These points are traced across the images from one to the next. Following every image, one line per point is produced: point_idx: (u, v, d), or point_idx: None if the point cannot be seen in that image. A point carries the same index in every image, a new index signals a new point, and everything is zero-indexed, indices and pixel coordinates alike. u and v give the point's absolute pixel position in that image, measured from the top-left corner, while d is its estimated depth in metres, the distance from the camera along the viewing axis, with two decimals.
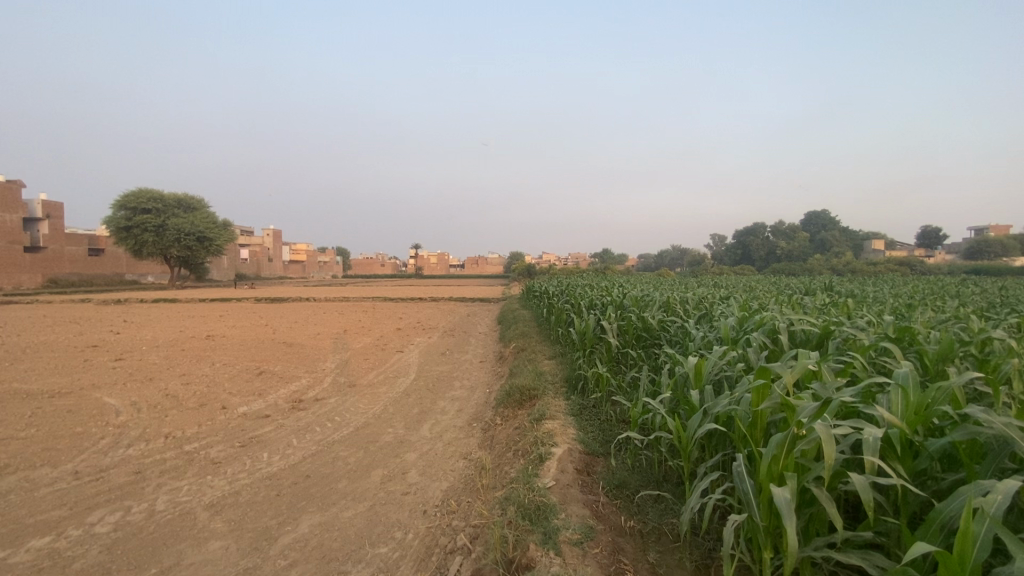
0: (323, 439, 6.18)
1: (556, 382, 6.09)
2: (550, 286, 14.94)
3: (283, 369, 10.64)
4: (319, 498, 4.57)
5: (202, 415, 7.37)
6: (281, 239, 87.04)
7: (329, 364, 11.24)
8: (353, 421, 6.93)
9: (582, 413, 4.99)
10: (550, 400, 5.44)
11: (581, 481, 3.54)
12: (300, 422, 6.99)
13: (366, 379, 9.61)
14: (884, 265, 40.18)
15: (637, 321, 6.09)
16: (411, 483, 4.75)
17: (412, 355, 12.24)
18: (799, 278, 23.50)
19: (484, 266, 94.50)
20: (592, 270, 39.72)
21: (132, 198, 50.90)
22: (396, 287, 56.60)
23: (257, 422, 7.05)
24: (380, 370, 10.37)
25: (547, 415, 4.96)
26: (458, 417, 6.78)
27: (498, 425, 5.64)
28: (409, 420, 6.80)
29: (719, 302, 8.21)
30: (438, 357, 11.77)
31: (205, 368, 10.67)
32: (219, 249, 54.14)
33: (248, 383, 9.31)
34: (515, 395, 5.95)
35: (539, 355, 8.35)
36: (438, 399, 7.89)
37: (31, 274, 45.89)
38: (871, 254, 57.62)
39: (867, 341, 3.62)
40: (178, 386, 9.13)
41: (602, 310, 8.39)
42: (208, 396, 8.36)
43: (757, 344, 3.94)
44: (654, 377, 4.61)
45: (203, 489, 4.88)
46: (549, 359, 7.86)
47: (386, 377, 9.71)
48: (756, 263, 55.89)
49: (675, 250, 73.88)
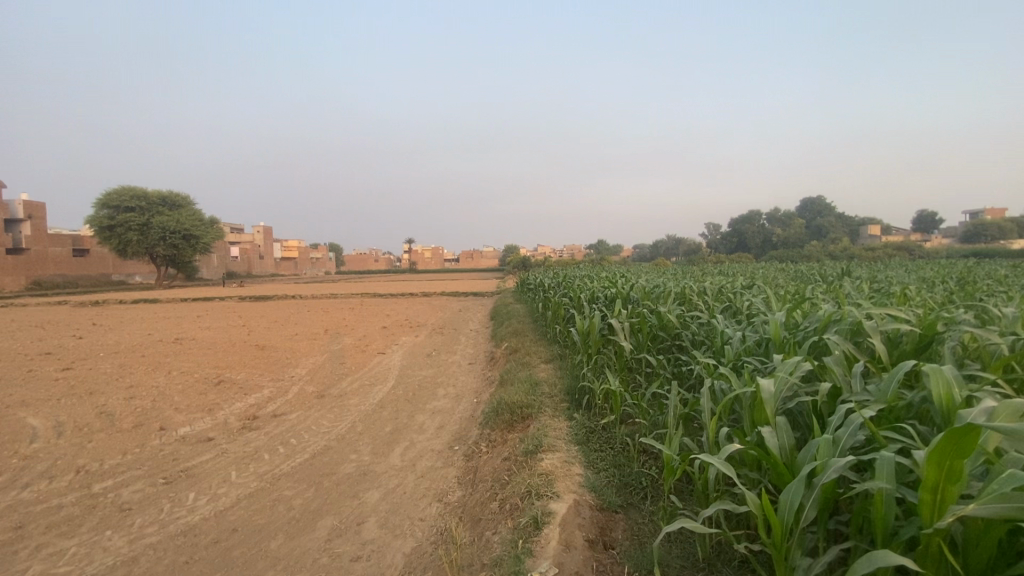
0: (268, 473, 5.00)
1: (556, 395, 4.97)
2: (545, 279, 13.73)
3: (247, 377, 9.43)
4: (240, 567, 3.41)
5: (134, 439, 6.20)
6: (271, 236, 85.49)
7: (301, 369, 10.04)
8: (312, 445, 5.76)
9: (589, 440, 3.85)
10: (548, 421, 4.29)
11: (596, 564, 2.40)
12: (248, 446, 5.82)
13: (338, 388, 8.44)
14: (884, 250, 39.23)
15: (653, 318, 4.95)
16: (366, 541, 3.58)
17: (394, 357, 11.04)
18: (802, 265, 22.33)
19: (479, 259, 93.07)
20: (588, 261, 38.47)
21: (113, 196, 49.26)
22: (389, 282, 55.31)
23: (196, 447, 5.87)
24: (355, 376, 9.16)
25: (545, 445, 3.81)
26: (438, 437, 5.62)
27: (483, 454, 4.49)
28: (378, 444, 5.61)
29: (742, 292, 7.05)
30: (424, 359, 10.57)
31: (159, 379, 9.47)
32: (205, 246, 52.62)
33: (202, 396, 8.13)
34: (504, 413, 4.78)
35: (534, 358, 7.18)
36: (417, 413, 6.70)
37: (13, 276, 44.43)
38: (868, 240, 56.82)
39: (1006, 350, 2.52)
40: (119, 401, 7.93)
41: (606, 305, 7.24)
42: (150, 414, 7.18)
43: (841, 351, 2.81)
44: (687, 395, 3.48)
45: (93, 553, 3.72)
46: (546, 363, 6.70)
47: (361, 385, 8.49)
48: (754, 250, 54.85)
49: (670, 241, 72.83)
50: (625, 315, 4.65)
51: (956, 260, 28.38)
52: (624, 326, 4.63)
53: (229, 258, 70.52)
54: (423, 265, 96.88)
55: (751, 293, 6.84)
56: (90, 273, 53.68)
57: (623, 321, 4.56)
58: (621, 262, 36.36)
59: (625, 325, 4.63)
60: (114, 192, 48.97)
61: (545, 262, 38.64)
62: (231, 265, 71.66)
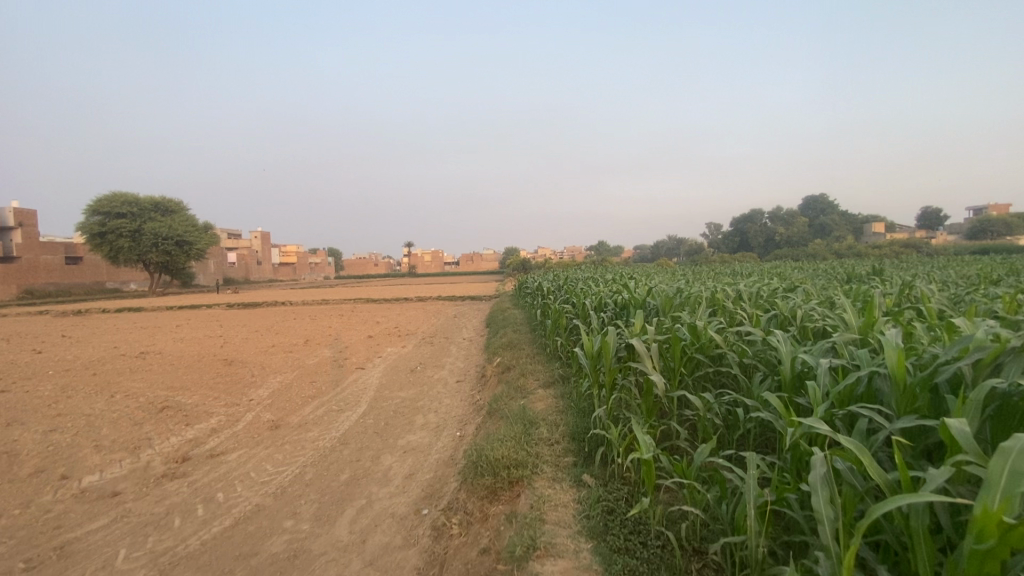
0: (166, 553, 3.70)
1: (558, 441, 3.67)
2: (545, 282, 12.43)
3: (199, 401, 8.10)
4: None
5: (20, 493, 4.89)
6: (268, 241, 84.43)
7: (264, 390, 8.71)
8: (242, 502, 4.45)
9: (608, 529, 2.54)
10: (547, 495, 2.97)
11: None
12: (160, 504, 4.52)
13: (300, 415, 7.15)
14: (889, 248, 38.21)
15: (689, 335, 3.65)
16: None
17: (373, 373, 9.75)
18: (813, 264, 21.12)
19: (479, 263, 91.43)
20: (591, 262, 37.21)
21: (104, 202, 48.03)
22: (386, 286, 54.29)
23: (92, 506, 4.57)
24: (323, 399, 7.84)
25: (542, 546, 2.50)
26: (403, 494, 4.31)
27: (454, 536, 3.18)
28: (324, 504, 4.28)
29: (785, 296, 5.75)
30: (407, 377, 9.22)
31: (97, 403, 8.17)
32: (198, 252, 51.32)
33: (136, 428, 6.83)
34: (483, 472, 3.44)
35: (530, 379, 5.90)
36: (383, 454, 5.36)
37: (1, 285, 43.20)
38: (874, 237, 55.51)
39: None
40: (34, 435, 6.63)
41: (619, 315, 5.97)
42: (61, 455, 5.88)
43: None
44: (766, 469, 2.22)
45: None
46: (544, 389, 5.41)
47: (325, 412, 7.15)
48: (757, 250, 53.55)
49: (671, 241, 71.78)
50: (654, 330, 3.37)
51: (966, 257, 27.20)
52: (654, 348, 3.33)
53: (226, 264, 69.34)
54: (422, 269, 95.78)
55: (797, 298, 5.53)
56: (81, 281, 52.46)
57: (652, 342, 3.28)
58: (623, 263, 35.08)
59: (656, 346, 3.33)
60: (105, 198, 47.83)
61: (546, 264, 37.27)
62: (228, 271, 70.54)
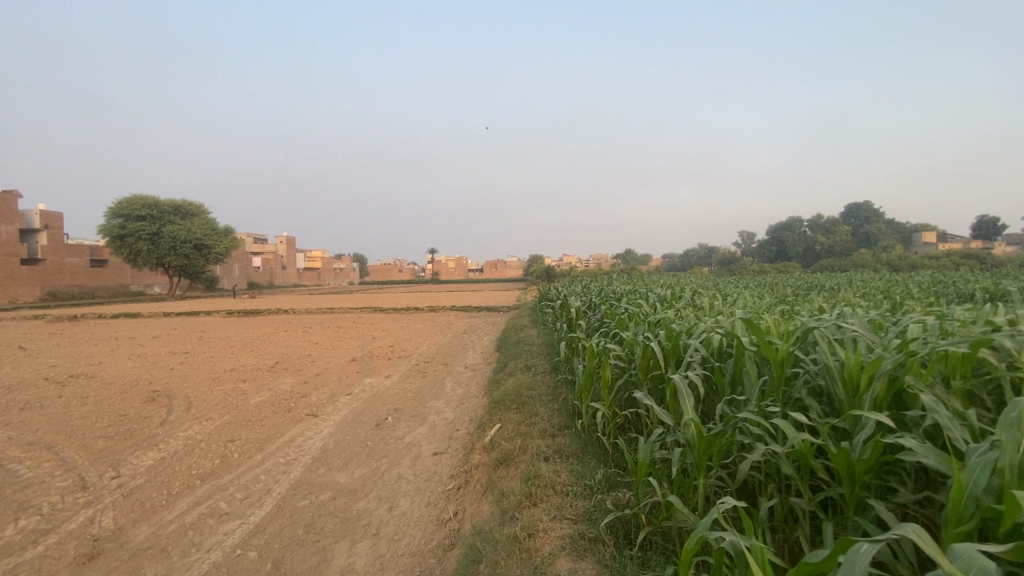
0: None
1: None
2: (573, 296, 9.34)
3: (37, 477, 5.28)
4: None
5: None
6: (292, 247, 83.67)
7: (151, 455, 5.84)
8: None
9: None
10: None
11: None
12: None
13: (158, 522, 4.22)
14: (953, 256, 34.00)
15: None
16: None
17: (326, 425, 6.82)
18: (883, 276, 17.58)
19: (503, 270, 88.87)
20: (618, 271, 34.26)
21: (124, 204, 47.09)
22: (402, 295, 51.96)
23: None
24: (215, 485, 4.92)
25: None
26: None
27: None
28: None
29: None
30: (367, 436, 6.25)
31: None
32: (218, 257, 49.83)
33: None
34: None
35: (542, 508, 2.88)
36: None
37: (30, 286, 42.41)
38: (926, 245, 50.76)
39: None
40: None
41: (739, 391, 3.00)
42: None
43: None
44: None
45: None
46: (575, 560, 2.38)
47: (194, 522, 4.20)
48: (797, 260, 49.23)
49: (702, 250, 68.03)
50: None
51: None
52: None
53: (250, 270, 68.48)
54: (444, 275, 94.03)
55: None
56: (105, 283, 51.56)
57: None
58: (654, 273, 31.63)
59: None
60: (127, 201, 47.10)
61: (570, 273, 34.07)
62: (252, 275, 69.50)
